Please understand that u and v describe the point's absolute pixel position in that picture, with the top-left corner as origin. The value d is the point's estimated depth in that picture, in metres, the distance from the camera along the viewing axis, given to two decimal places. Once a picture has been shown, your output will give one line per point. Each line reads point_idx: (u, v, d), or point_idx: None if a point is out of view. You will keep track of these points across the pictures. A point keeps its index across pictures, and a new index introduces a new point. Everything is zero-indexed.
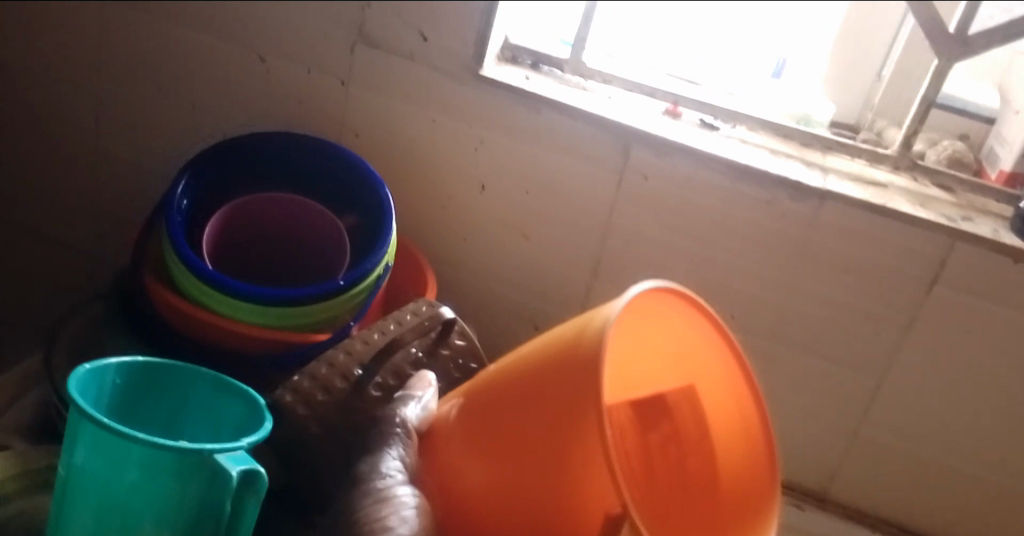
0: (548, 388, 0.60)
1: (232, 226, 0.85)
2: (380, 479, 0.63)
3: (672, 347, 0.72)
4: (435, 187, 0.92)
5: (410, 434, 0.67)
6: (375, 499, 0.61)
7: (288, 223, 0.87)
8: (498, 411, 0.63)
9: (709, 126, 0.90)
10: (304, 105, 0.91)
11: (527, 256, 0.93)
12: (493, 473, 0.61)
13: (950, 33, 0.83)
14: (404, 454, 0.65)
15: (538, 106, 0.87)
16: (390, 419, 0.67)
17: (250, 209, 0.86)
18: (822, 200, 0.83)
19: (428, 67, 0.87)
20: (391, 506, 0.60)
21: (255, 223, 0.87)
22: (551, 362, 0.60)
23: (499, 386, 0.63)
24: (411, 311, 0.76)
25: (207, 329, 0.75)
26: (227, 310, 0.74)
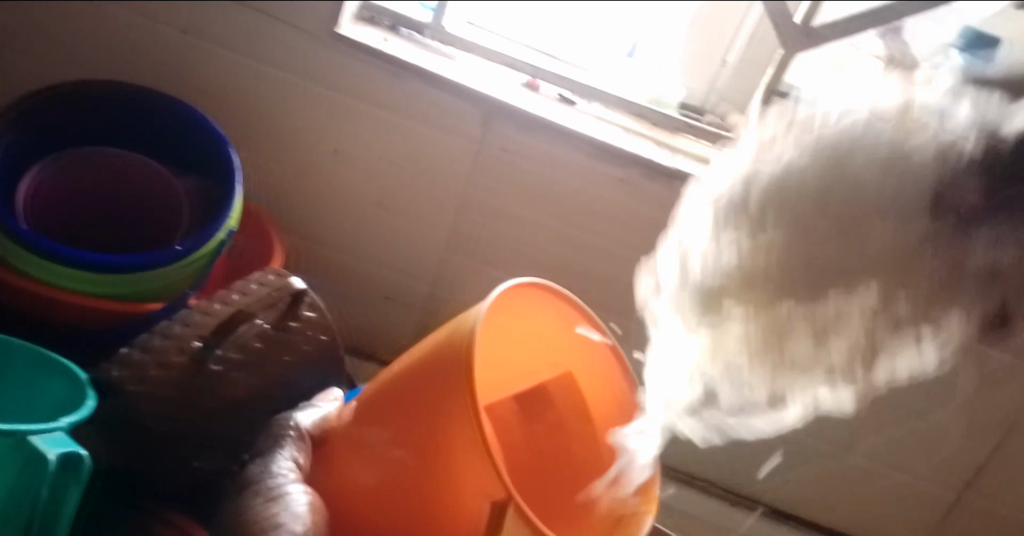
0: (428, 386, 0.60)
1: (60, 183, 0.81)
2: (270, 478, 0.62)
3: (543, 343, 0.74)
4: (288, 149, 0.89)
5: (302, 439, 0.66)
6: (264, 498, 0.60)
7: (122, 183, 0.84)
8: (384, 412, 0.62)
9: (567, 102, 0.91)
10: (143, 55, 0.84)
11: (383, 225, 0.92)
12: (373, 471, 0.62)
13: (796, 23, 0.89)
14: (297, 456, 0.65)
15: (396, 71, 0.84)
16: (284, 424, 0.67)
17: (79, 166, 0.81)
18: (672, 180, 0.85)
19: (280, 23, 0.82)
20: (273, 499, 0.60)
21: (84, 181, 0.83)
22: (430, 362, 0.61)
23: (378, 390, 0.64)
24: (258, 280, 0.71)
25: (27, 299, 0.67)
26: (59, 280, 0.67)
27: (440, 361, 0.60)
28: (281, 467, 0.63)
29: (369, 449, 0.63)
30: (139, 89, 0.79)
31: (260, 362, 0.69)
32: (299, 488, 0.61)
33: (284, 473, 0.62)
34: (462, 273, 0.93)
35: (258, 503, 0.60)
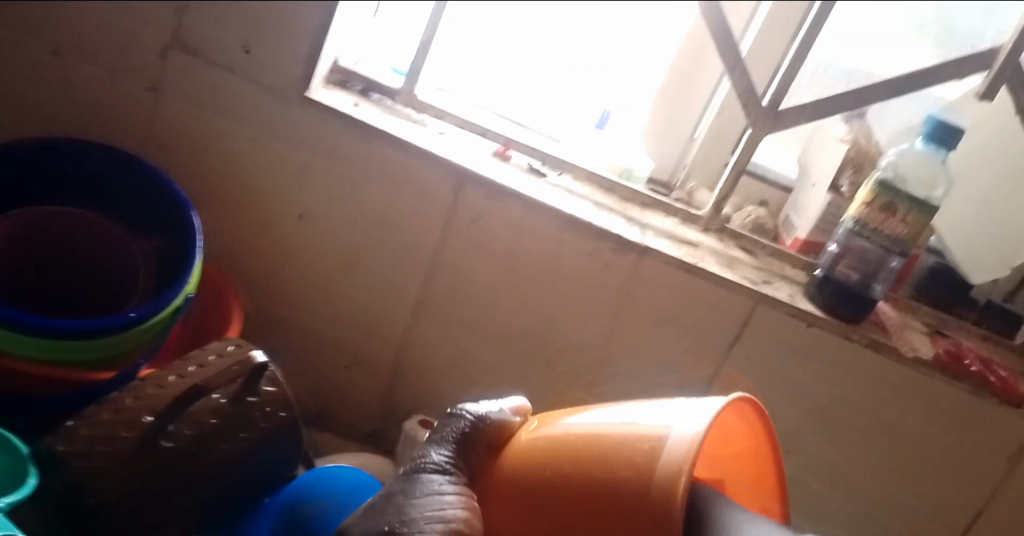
0: (615, 494, 0.60)
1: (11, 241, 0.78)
2: (431, 472, 0.66)
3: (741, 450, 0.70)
4: (253, 210, 0.87)
5: (478, 430, 0.70)
6: (428, 489, 0.64)
7: (76, 243, 0.82)
8: (547, 487, 0.64)
9: (537, 173, 0.91)
10: (104, 108, 0.82)
11: (347, 290, 0.90)
12: (535, 515, 0.63)
13: (762, 105, 0.89)
14: (471, 446, 0.69)
15: (366, 136, 0.83)
16: (459, 415, 0.71)
17: (33, 224, 0.79)
18: (641, 255, 0.84)
19: (249, 83, 0.81)
20: (436, 496, 0.63)
21: (37, 240, 0.80)
22: (632, 458, 0.61)
23: (547, 464, 0.65)
24: (217, 352, 0.70)
25: None
26: (14, 350, 0.64)
27: (620, 470, 0.61)
28: (440, 476, 0.66)
29: (493, 499, 0.67)
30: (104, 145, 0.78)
31: (214, 439, 0.66)
32: (457, 508, 0.63)
33: (440, 481, 0.65)
34: (425, 341, 0.92)
35: (415, 503, 0.63)
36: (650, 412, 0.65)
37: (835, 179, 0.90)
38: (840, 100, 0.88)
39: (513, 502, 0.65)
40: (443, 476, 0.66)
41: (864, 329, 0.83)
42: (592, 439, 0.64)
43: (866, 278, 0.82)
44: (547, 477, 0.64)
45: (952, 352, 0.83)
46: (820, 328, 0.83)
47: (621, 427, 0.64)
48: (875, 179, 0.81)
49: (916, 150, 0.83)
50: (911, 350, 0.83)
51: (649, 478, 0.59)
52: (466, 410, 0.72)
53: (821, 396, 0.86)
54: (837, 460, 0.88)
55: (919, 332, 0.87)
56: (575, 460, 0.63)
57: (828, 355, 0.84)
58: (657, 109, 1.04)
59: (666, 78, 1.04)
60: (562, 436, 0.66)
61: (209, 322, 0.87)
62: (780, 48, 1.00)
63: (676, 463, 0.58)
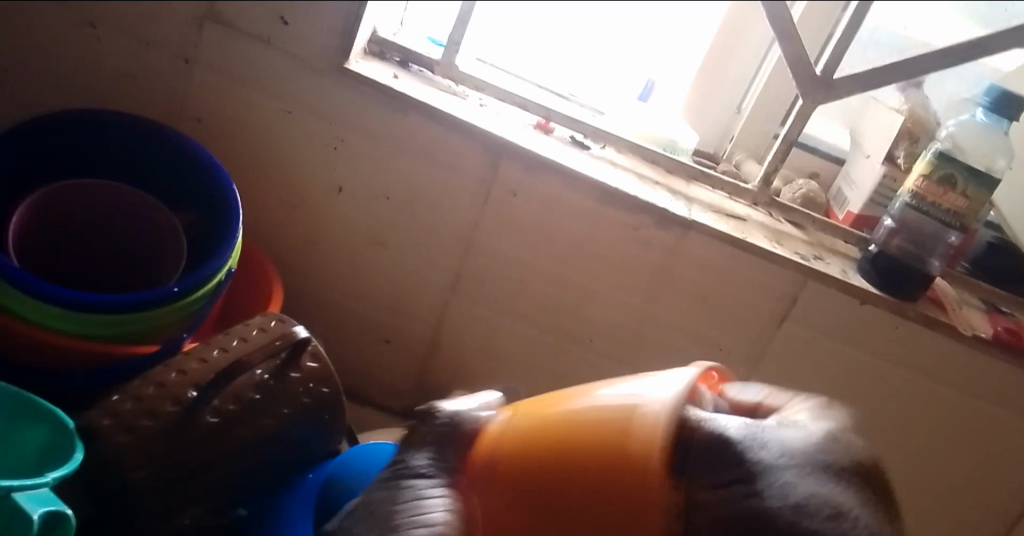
0: (605, 491, 0.52)
1: (53, 211, 0.78)
2: (417, 483, 0.58)
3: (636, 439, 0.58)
4: (291, 185, 0.86)
5: (453, 426, 0.62)
6: (413, 503, 0.56)
7: (119, 217, 0.81)
8: (529, 492, 0.55)
9: (579, 145, 0.89)
10: (141, 81, 0.81)
11: (385, 265, 0.89)
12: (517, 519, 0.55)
13: (816, 74, 0.85)
14: (443, 451, 0.61)
15: (404, 108, 0.81)
16: (432, 412, 0.63)
17: (73, 196, 0.78)
18: (687, 230, 0.82)
19: (285, 54, 0.80)
20: (421, 509, 0.56)
21: (79, 213, 0.80)
22: (597, 435, 0.54)
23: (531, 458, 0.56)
24: (258, 326, 0.70)
25: (22, 343, 0.64)
26: (58, 324, 0.64)
27: (592, 435, 0.54)
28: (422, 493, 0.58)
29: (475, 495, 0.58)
30: (143, 119, 0.77)
31: (258, 413, 0.66)
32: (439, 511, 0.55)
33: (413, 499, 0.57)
34: (464, 317, 0.90)
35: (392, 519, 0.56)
36: (652, 383, 0.56)
37: (890, 150, 0.88)
38: (896, 69, 0.84)
39: (495, 500, 0.57)
40: (430, 481, 0.59)
41: (919, 307, 0.80)
42: (571, 423, 0.56)
43: (921, 254, 0.80)
44: (514, 470, 0.57)
45: (1009, 330, 0.81)
46: (872, 306, 0.81)
47: (622, 402, 0.55)
48: (934, 151, 0.78)
49: (978, 122, 0.80)
50: (968, 328, 0.80)
51: (635, 445, 0.52)
52: (441, 408, 0.63)
53: (871, 376, 0.83)
54: (887, 442, 0.85)
55: (976, 309, 0.84)
56: (551, 449, 0.56)
57: (879, 333, 0.82)
58: (702, 79, 1.01)
59: (711, 46, 1.01)
60: (545, 426, 0.58)
61: (248, 298, 0.87)
62: (831, 16, 0.97)
63: (658, 431, 0.52)
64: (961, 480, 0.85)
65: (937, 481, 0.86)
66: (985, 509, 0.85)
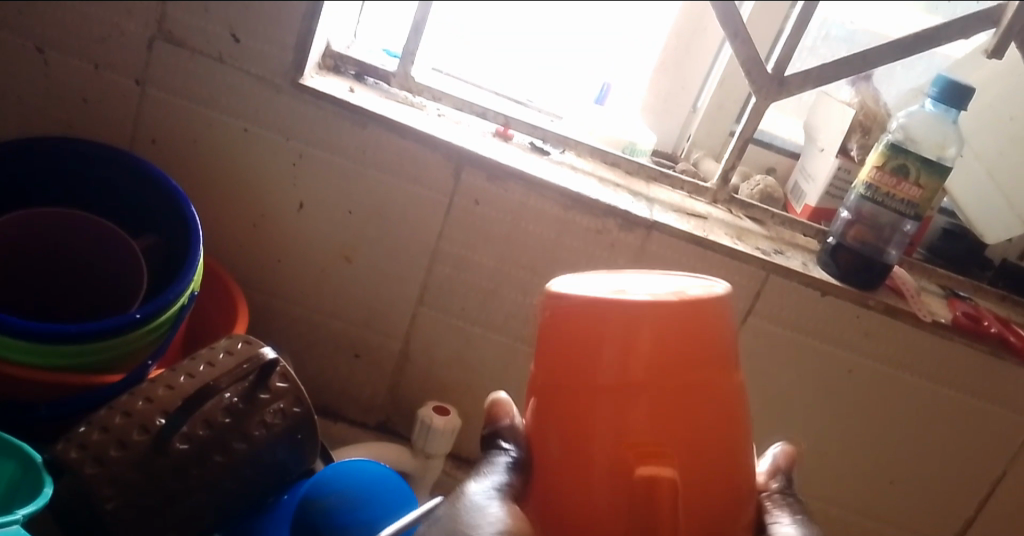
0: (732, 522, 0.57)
1: (30, 236, 0.78)
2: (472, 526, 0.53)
3: None
4: (252, 204, 0.86)
5: None
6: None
7: (87, 251, 0.80)
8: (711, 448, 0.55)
9: (539, 151, 0.89)
10: (95, 105, 0.80)
11: (350, 281, 0.89)
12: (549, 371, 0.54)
13: (768, 71, 0.87)
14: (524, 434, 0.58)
15: (363, 122, 0.81)
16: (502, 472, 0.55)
17: (49, 224, 0.78)
18: (649, 230, 0.82)
19: (241, 73, 0.79)
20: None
21: (52, 244, 0.79)
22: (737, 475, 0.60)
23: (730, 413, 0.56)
24: (225, 350, 0.70)
25: None
26: (24, 358, 0.63)
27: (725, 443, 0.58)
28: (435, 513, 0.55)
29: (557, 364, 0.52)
30: (112, 149, 0.77)
31: (229, 437, 0.66)
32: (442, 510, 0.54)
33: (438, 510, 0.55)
34: (433, 327, 0.90)
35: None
36: None
37: (844, 144, 0.89)
38: (846, 64, 0.85)
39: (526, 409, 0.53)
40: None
41: (879, 296, 0.82)
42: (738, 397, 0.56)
43: (877, 244, 0.81)
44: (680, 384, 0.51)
45: (969, 314, 0.82)
46: (835, 297, 0.82)
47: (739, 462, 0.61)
48: (886, 143, 0.79)
49: (927, 111, 0.82)
50: (928, 313, 0.81)
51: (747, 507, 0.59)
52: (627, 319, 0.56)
53: (838, 365, 0.85)
54: (856, 428, 0.87)
55: (936, 296, 0.86)
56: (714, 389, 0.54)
57: (843, 323, 0.83)
58: (659, 79, 1.02)
59: (667, 46, 1.01)
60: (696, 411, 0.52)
61: (213, 320, 0.86)
62: (780, 14, 0.98)
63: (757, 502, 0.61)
64: (927, 462, 0.87)
65: (905, 464, 0.87)
66: (954, 491, 0.87)
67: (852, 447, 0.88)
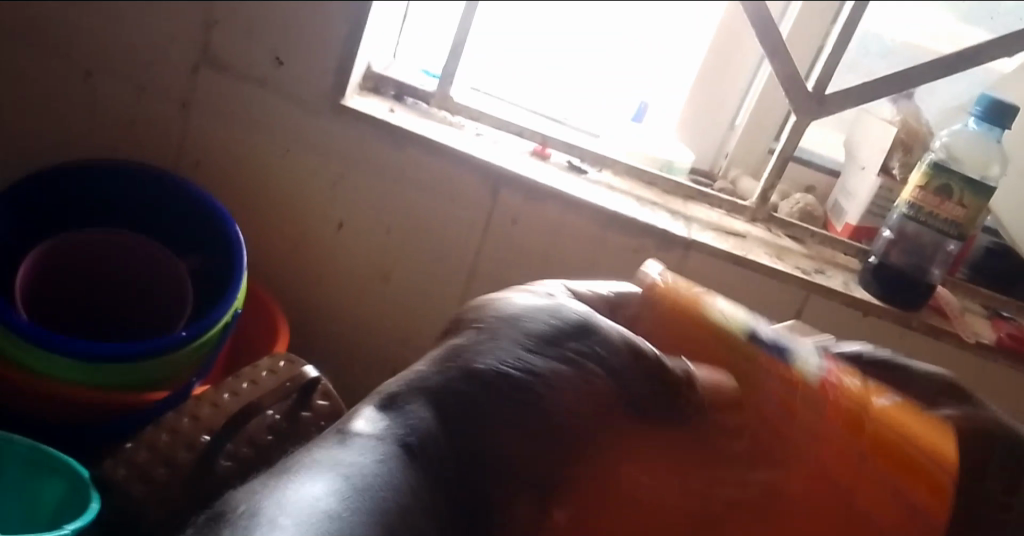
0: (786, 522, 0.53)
1: (81, 254, 0.80)
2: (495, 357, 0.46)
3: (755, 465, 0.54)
4: (293, 224, 0.87)
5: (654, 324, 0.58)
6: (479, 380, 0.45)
7: (133, 272, 0.83)
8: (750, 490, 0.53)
9: (577, 169, 0.90)
10: (141, 127, 0.83)
11: (388, 299, 0.89)
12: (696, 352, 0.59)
13: (806, 90, 0.86)
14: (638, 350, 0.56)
15: (402, 143, 0.82)
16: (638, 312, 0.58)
17: (99, 244, 0.81)
18: (686, 251, 0.82)
19: (283, 94, 0.81)
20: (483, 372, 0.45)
21: (101, 264, 0.82)
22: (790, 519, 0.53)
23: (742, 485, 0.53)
24: (268, 369, 0.70)
25: (39, 401, 0.65)
26: (74, 378, 0.65)
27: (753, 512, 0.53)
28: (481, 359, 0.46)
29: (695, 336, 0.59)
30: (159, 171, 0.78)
31: (272, 454, 0.66)
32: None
33: (485, 359, 0.46)
34: None
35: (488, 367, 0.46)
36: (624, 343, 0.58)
37: (885, 161, 0.88)
38: (886, 82, 0.85)
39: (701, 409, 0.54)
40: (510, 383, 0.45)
41: (923, 316, 0.81)
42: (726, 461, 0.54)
43: (922, 262, 0.80)
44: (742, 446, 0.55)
45: (1013, 335, 0.81)
46: (877, 318, 0.81)
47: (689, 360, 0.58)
48: (929, 162, 0.79)
49: (970, 130, 0.80)
50: (972, 335, 0.80)
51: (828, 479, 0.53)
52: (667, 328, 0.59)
53: None
54: None
55: (980, 316, 0.84)
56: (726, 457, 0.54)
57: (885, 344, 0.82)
58: (698, 92, 1.01)
59: (707, 59, 1.01)
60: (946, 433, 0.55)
61: (253, 338, 0.87)
62: (821, 32, 0.98)
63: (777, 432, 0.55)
64: None
65: None
66: None
67: None
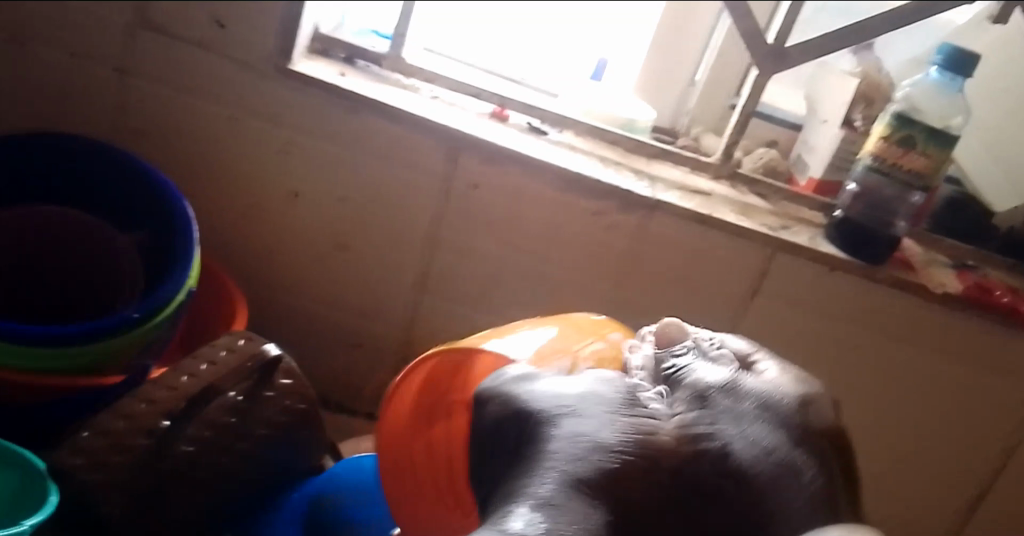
0: None
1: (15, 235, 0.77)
2: (611, 399, 0.53)
3: None
4: (245, 196, 0.84)
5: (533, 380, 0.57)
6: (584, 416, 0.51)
7: (74, 251, 0.80)
8: None
9: (536, 131, 0.87)
10: (76, 99, 0.79)
11: (346, 270, 0.87)
12: None
13: (768, 43, 0.85)
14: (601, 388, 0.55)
15: (355, 106, 0.79)
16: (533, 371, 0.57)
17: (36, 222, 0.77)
18: (652, 210, 0.81)
19: (227, 59, 0.77)
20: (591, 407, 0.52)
21: (37, 244, 0.78)
22: None
23: None
24: (226, 347, 0.67)
25: None
26: (19, 362, 0.61)
27: None
28: (589, 423, 0.51)
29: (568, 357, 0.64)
30: (101, 143, 0.75)
31: (234, 436, 0.64)
32: (603, 430, 0.50)
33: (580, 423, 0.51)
34: (434, 317, 0.88)
35: (584, 412, 0.52)
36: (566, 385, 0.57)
37: (847, 114, 0.88)
38: (848, 33, 0.83)
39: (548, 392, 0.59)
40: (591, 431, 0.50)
41: (888, 269, 0.80)
42: None
43: (885, 216, 0.80)
44: None
45: (979, 285, 0.81)
46: (843, 273, 0.81)
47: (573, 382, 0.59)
48: (892, 112, 0.78)
49: (931, 78, 0.80)
50: (938, 286, 0.80)
51: None
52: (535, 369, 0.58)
53: (848, 340, 0.83)
54: (867, 405, 0.86)
55: (944, 267, 0.84)
56: None
57: (851, 298, 0.82)
58: (656, 53, 1.00)
59: (664, 19, 0.99)
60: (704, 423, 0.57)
61: (209, 315, 0.84)
62: None
63: None
64: (938, 438, 0.86)
65: (919, 441, 0.86)
66: (969, 467, 0.86)
67: (865, 425, 0.87)
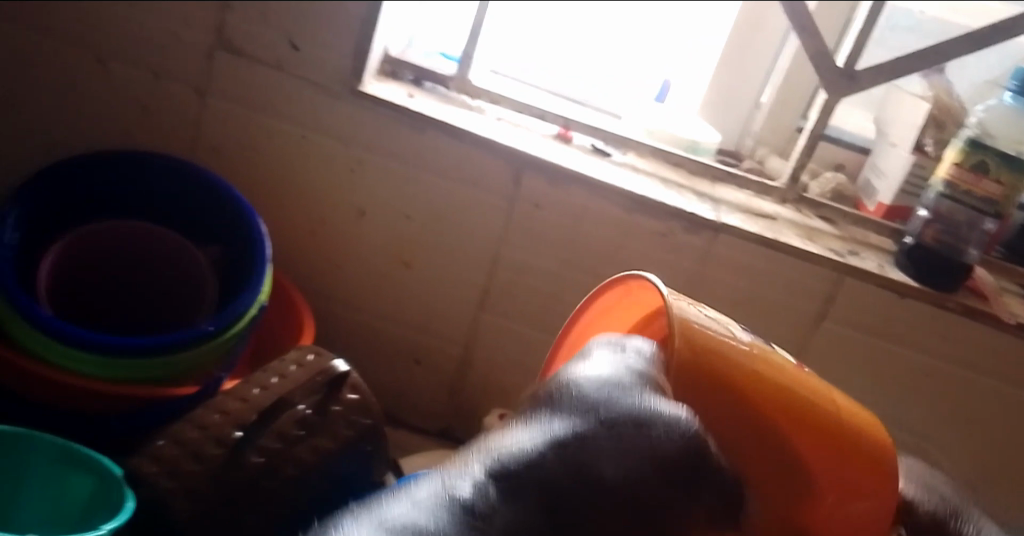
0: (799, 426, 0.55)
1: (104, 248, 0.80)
2: (651, 414, 0.47)
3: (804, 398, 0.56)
4: (314, 213, 0.86)
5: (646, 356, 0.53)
6: (588, 416, 0.46)
7: (155, 269, 0.82)
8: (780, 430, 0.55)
9: (600, 152, 0.88)
10: (156, 116, 0.82)
11: (410, 287, 0.88)
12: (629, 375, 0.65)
13: (837, 66, 0.84)
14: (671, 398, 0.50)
15: (421, 126, 0.80)
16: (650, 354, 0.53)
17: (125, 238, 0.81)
18: (715, 232, 0.80)
19: (300, 80, 0.80)
20: (611, 406, 0.47)
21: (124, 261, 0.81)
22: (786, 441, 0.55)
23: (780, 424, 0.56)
24: (296, 362, 0.70)
25: (64, 395, 0.64)
26: (99, 372, 0.64)
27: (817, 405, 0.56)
28: (597, 425, 0.46)
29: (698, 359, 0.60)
30: (180, 161, 0.78)
31: (303, 449, 0.66)
32: (590, 441, 0.46)
33: (583, 420, 0.46)
34: (494, 334, 0.88)
35: (600, 412, 0.47)
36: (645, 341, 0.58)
37: (918, 139, 0.86)
38: (920, 56, 0.82)
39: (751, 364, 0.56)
40: (582, 443, 0.46)
41: (958, 297, 0.79)
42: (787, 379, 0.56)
43: (955, 242, 0.78)
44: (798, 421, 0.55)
45: None
46: (912, 300, 0.79)
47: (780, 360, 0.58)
48: (965, 139, 0.76)
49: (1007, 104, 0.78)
50: (1010, 315, 0.78)
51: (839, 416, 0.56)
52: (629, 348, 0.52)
53: (916, 369, 0.82)
54: (935, 436, 0.84)
55: (1017, 296, 0.83)
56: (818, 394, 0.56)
57: (920, 325, 0.80)
58: (722, 74, 0.99)
59: (730, 39, 0.98)
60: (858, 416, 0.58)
61: (277, 328, 0.86)
62: (848, 6, 0.95)
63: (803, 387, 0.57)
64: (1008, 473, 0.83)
65: (988, 475, 0.83)
66: None
67: (932, 457, 0.84)
